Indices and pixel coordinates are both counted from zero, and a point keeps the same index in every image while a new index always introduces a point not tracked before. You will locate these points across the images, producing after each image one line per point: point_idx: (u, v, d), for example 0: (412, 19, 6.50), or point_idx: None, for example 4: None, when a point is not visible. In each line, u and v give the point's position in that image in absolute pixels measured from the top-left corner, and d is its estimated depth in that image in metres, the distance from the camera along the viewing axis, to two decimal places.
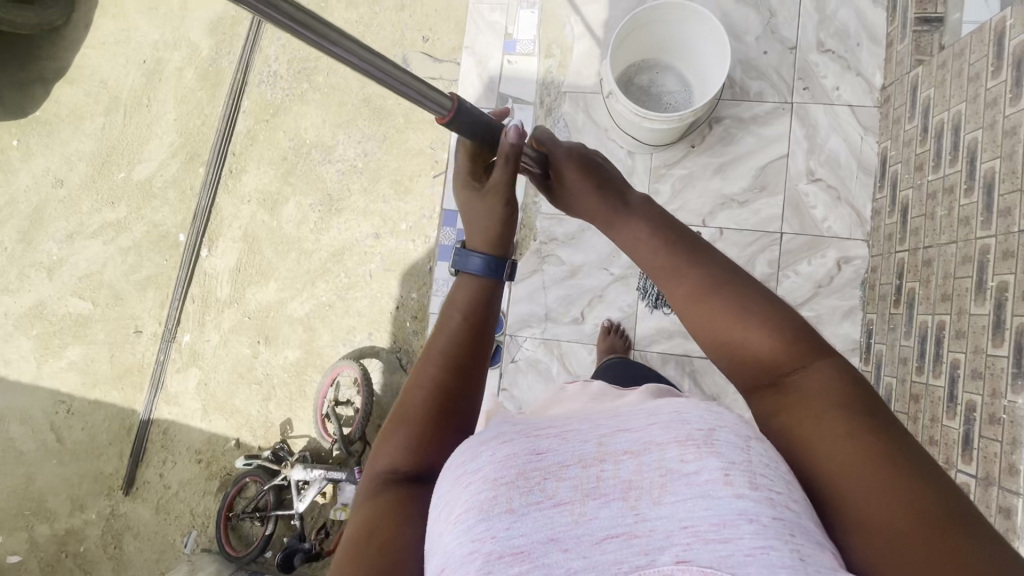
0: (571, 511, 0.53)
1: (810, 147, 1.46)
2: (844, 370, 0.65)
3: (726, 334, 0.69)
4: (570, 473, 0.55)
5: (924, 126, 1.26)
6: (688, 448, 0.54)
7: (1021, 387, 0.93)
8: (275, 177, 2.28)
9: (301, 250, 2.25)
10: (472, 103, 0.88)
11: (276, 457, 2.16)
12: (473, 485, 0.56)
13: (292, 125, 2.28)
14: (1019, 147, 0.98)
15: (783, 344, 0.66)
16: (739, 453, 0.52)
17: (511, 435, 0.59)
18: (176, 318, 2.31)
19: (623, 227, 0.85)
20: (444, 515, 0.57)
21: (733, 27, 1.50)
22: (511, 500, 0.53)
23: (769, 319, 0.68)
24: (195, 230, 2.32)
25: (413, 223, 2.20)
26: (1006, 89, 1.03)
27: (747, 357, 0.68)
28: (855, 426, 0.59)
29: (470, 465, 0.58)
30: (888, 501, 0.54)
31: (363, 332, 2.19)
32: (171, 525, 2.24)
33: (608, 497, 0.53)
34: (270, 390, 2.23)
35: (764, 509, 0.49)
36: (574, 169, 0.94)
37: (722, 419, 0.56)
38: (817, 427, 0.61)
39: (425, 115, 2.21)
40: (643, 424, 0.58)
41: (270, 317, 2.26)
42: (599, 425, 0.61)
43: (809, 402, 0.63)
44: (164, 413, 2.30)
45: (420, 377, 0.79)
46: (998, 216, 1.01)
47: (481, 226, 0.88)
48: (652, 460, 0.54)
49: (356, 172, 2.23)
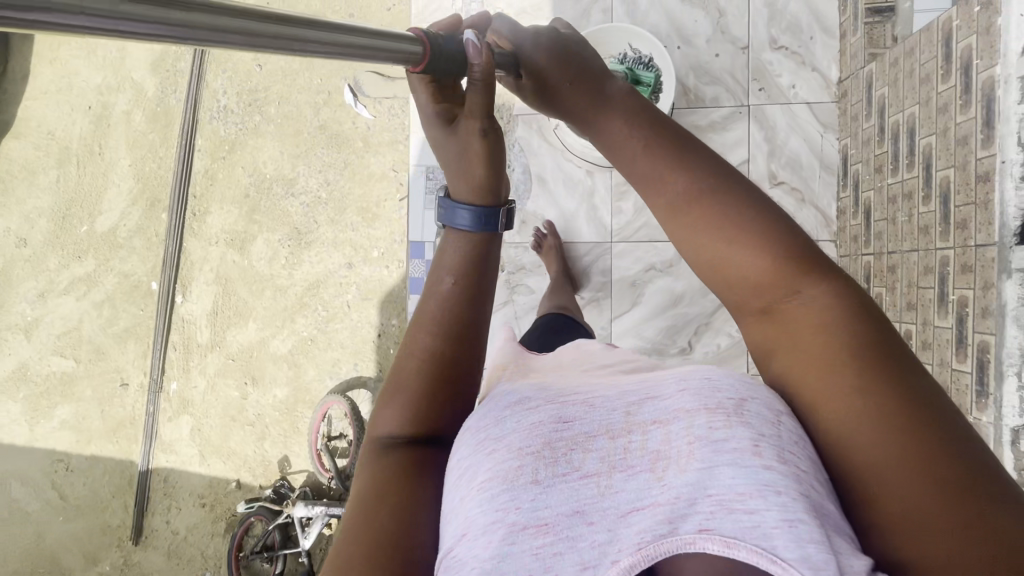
0: (597, 483, 0.54)
1: (770, 150, 1.43)
2: (842, 296, 0.59)
3: (724, 260, 0.63)
4: (596, 444, 0.57)
5: (881, 126, 1.23)
6: (717, 415, 0.53)
7: (984, 405, 0.93)
8: (240, 216, 2.24)
9: (275, 287, 2.22)
10: (446, 37, 0.73)
11: (278, 494, 2.20)
12: (496, 453, 0.57)
13: (250, 160, 2.23)
14: (971, 158, 0.96)
15: (775, 268, 0.60)
16: (770, 426, 0.52)
17: (538, 403, 0.62)
18: (160, 367, 2.30)
19: (606, 130, 0.72)
20: (465, 481, 0.58)
21: (683, 31, 1.46)
22: (536, 471, 0.55)
23: (767, 242, 0.61)
24: (166, 277, 2.29)
25: (385, 249, 2.17)
26: (956, 95, 1.00)
27: (744, 273, 0.62)
28: (853, 359, 0.54)
29: (493, 431, 0.60)
30: (894, 440, 0.50)
31: (349, 363, 2.19)
32: (185, 568, 2.29)
33: (636, 468, 0.54)
34: (264, 429, 2.25)
35: (792, 484, 0.48)
36: (557, 66, 0.76)
37: (755, 391, 0.55)
38: (821, 372, 0.55)
39: (383, 137, 2.15)
40: (674, 391, 0.58)
41: (253, 357, 2.25)
42: (627, 393, 0.61)
43: (811, 323, 0.58)
44: (162, 462, 2.31)
45: (419, 338, 0.73)
46: (955, 228, 1.00)
47: (460, 167, 0.76)
48: (681, 428, 0.54)
49: (321, 202, 2.19)
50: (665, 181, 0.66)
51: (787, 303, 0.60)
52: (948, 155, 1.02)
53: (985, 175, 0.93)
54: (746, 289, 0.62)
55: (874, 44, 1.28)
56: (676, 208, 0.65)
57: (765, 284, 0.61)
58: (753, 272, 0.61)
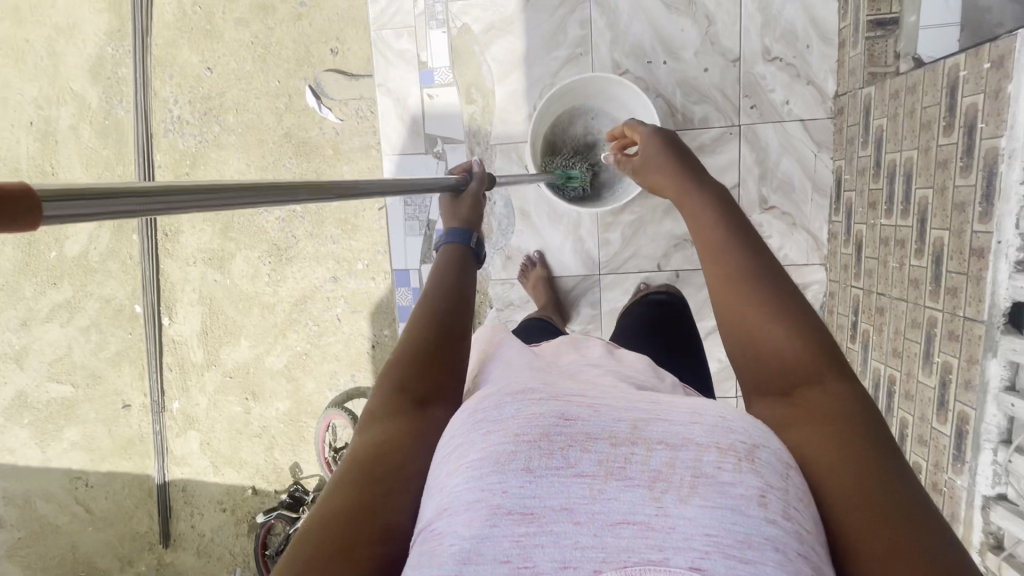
0: (591, 485, 0.54)
1: (761, 172, 1.41)
2: (853, 392, 0.67)
3: (762, 337, 0.74)
4: (596, 447, 0.56)
5: (877, 161, 1.20)
6: (728, 457, 0.55)
7: (961, 468, 1.00)
8: (215, 234, 2.16)
9: (262, 304, 2.19)
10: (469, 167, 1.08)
11: (294, 499, 2.30)
12: (495, 436, 0.58)
13: (215, 175, 2.10)
14: (967, 227, 0.94)
15: (799, 351, 0.71)
16: (778, 480, 0.54)
17: (542, 400, 0.61)
18: (159, 387, 2.32)
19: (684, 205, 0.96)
20: (454, 456, 0.59)
21: (670, 42, 1.42)
22: (529, 460, 0.55)
23: (798, 330, 0.73)
24: (148, 299, 2.24)
25: (369, 261, 2.11)
26: (957, 154, 0.95)
27: (774, 344, 0.73)
28: (854, 433, 0.61)
29: (492, 415, 0.60)
30: (853, 488, 0.57)
31: (346, 375, 2.20)
32: (216, 564, 2.45)
33: (633, 481, 0.54)
34: (271, 439, 2.32)
35: (793, 542, 0.50)
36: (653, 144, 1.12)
37: (767, 442, 0.58)
38: (826, 441, 0.62)
39: (354, 143, 2.02)
40: (684, 420, 0.60)
41: (250, 373, 2.26)
42: (634, 408, 0.62)
43: (810, 386, 0.68)
44: (178, 474, 2.40)
45: (422, 314, 0.80)
46: (945, 293, 0.99)
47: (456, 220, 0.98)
48: (687, 458, 0.55)
49: (298, 217, 2.11)
50: (727, 276, 0.81)
51: (804, 375, 0.69)
52: (942, 215, 0.99)
53: (977, 248, 0.91)
54: (769, 355, 0.72)
55: (875, 64, 1.24)
56: (731, 290, 0.79)
57: (789, 354, 0.71)
58: (785, 351, 0.71)
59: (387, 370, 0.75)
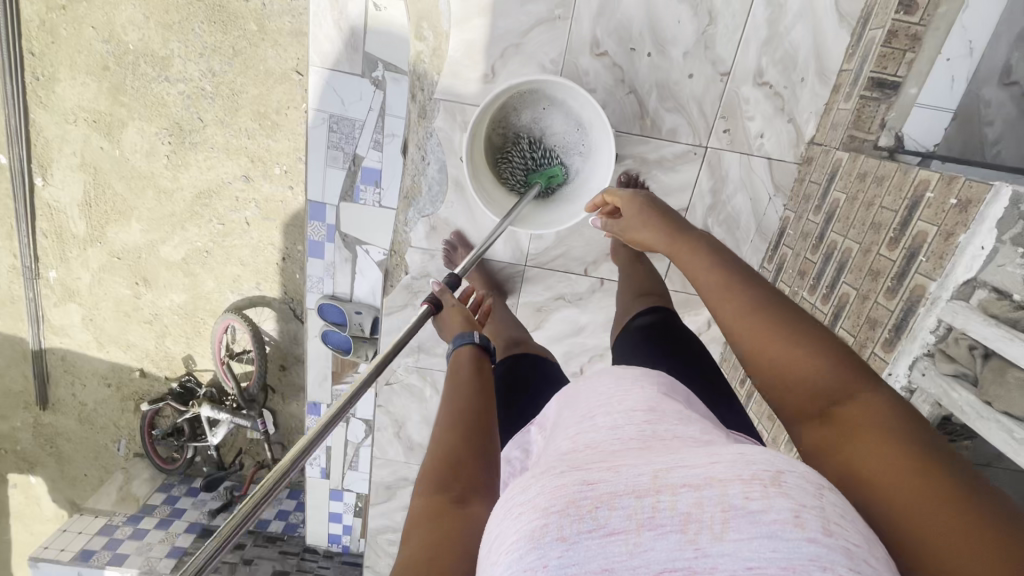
0: (626, 542, 0.42)
1: (713, 203, 1.31)
2: (888, 396, 0.61)
3: (787, 364, 0.67)
4: (622, 502, 0.44)
5: (820, 234, 1.18)
6: (752, 485, 0.43)
7: None
8: (100, 93, 1.80)
9: (159, 188, 1.92)
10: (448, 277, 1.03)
11: (185, 388, 2.25)
12: (520, 517, 0.46)
13: (106, 20, 1.72)
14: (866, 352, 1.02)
15: (827, 362, 0.65)
16: (811, 499, 0.42)
17: (563, 467, 0.49)
18: (30, 252, 2.06)
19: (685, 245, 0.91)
20: (493, 549, 0.47)
21: (660, 31, 1.18)
22: (562, 530, 0.43)
23: (816, 341, 0.67)
24: (14, 151, 1.89)
25: (288, 167, 1.87)
26: (890, 273, 0.99)
27: (802, 362, 0.66)
28: (905, 448, 0.55)
29: (517, 496, 0.49)
30: (930, 501, 0.50)
31: (250, 282, 2.06)
32: (99, 433, 2.40)
33: (663, 529, 0.42)
34: (163, 328, 2.19)
35: (840, 558, 0.38)
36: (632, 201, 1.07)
37: (789, 462, 0.46)
38: (881, 456, 0.56)
39: (282, 25, 1.69)
40: (699, 458, 0.47)
41: (142, 258, 2.05)
42: (651, 454, 0.49)
43: (846, 408, 0.62)
44: (55, 342, 2.24)
45: (456, 417, 0.74)
46: None
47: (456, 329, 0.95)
48: (711, 495, 0.43)
49: (205, 96, 1.79)
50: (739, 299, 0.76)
51: (837, 398, 0.63)
52: (859, 328, 1.04)
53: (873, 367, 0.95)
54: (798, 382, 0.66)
55: (857, 128, 1.14)
56: (745, 320, 0.73)
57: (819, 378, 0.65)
58: (814, 375, 0.65)
59: (424, 466, 0.68)
